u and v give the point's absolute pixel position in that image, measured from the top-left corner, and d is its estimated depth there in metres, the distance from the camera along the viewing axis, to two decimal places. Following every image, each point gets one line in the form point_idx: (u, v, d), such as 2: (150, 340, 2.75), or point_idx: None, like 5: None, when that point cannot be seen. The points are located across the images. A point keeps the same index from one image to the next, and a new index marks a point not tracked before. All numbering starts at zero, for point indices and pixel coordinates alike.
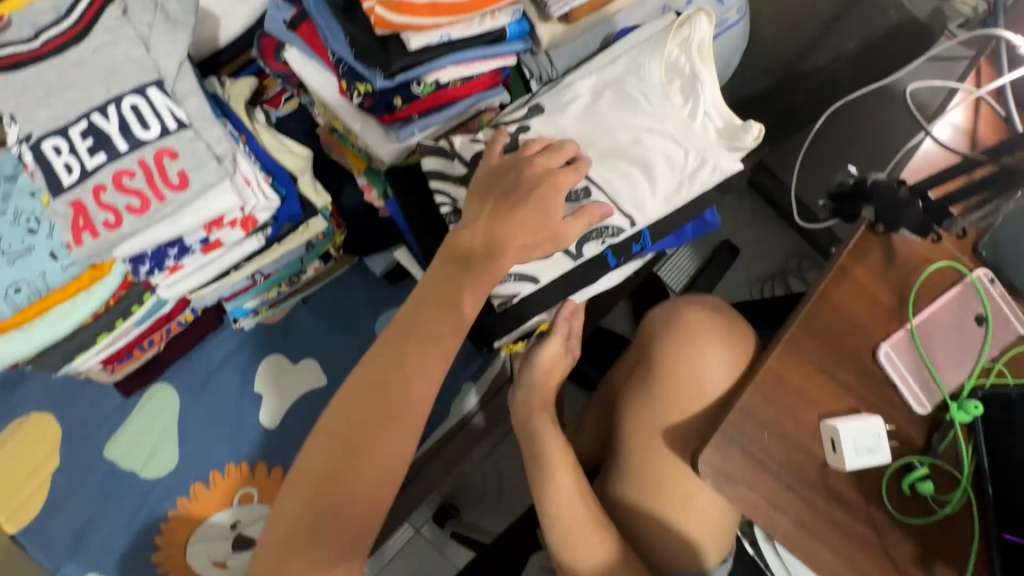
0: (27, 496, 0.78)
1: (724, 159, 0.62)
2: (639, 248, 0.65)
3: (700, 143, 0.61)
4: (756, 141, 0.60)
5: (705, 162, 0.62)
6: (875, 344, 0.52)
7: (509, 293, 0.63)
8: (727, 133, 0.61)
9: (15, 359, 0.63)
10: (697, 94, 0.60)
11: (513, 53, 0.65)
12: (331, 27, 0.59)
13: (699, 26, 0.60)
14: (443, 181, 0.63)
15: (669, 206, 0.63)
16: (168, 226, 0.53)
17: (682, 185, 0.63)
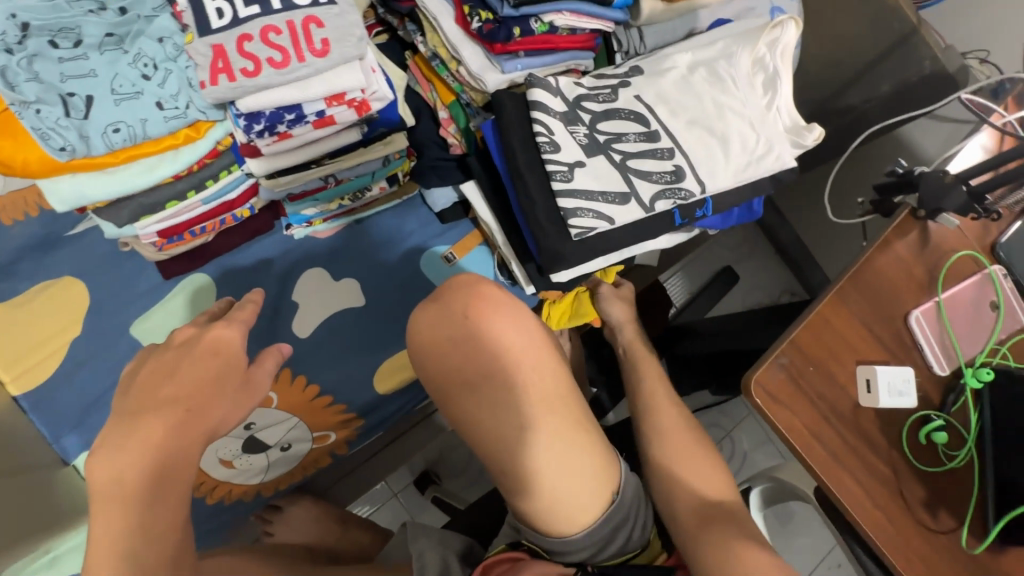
0: (38, 361, 0.75)
1: (785, 150, 0.70)
2: (700, 214, 0.71)
3: (770, 131, 0.70)
4: (815, 142, 0.70)
5: (771, 150, 0.69)
6: (907, 310, 0.59)
7: (588, 226, 0.64)
8: (793, 130, 0.71)
9: (90, 201, 0.63)
10: (776, 89, 0.70)
11: (613, 21, 0.72)
12: None
13: (789, 32, 0.70)
14: (544, 113, 0.65)
15: (737, 181, 0.69)
16: (296, 90, 0.56)
17: (750, 164, 0.69)
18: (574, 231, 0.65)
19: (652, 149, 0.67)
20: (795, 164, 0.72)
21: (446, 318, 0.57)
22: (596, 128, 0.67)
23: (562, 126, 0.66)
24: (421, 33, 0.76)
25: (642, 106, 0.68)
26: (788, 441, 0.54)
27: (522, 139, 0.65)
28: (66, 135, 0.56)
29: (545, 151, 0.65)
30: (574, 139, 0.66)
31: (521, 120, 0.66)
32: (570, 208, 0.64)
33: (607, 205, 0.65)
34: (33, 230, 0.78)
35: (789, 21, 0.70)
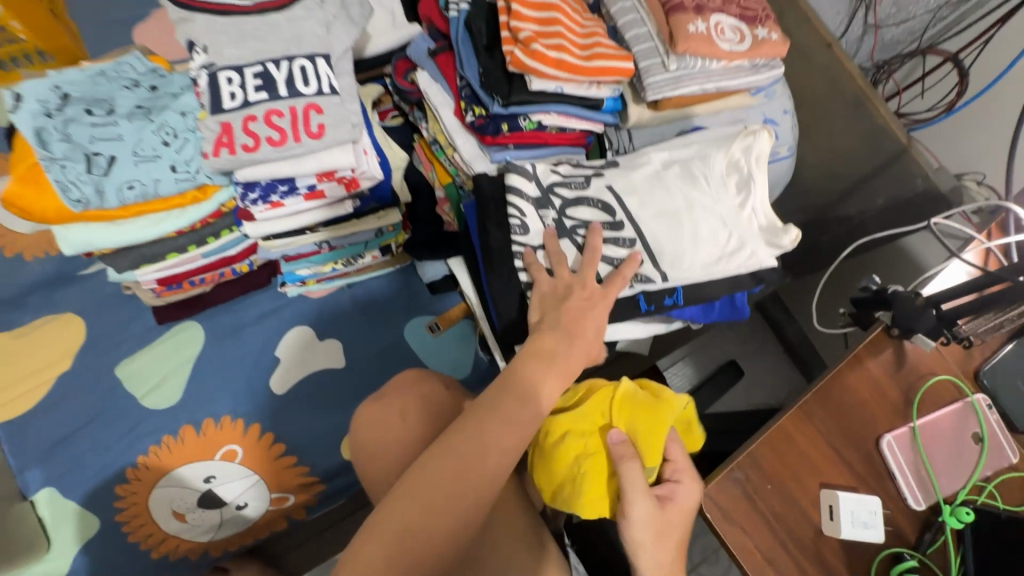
0: (24, 392, 0.78)
1: (760, 249, 0.70)
2: (670, 303, 0.71)
3: (742, 229, 0.70)
4: (792, 244, 0.70)
5: (744, 247, 0.70)
6: (879, 433, 0.56)
7: None
8: (770, 230, 0.71)
9: (95, 248, 0.68)
10: (750, 190, 0.72)
11: (603, 122, 0.77)
12: (469, 57, 0.71)
13: (762, 139, 0.72)
14: (519, 197, 0.68)
15: (708, 274, 0.69)
16: (291, 165, 0.62)
17: (721, 259, 0.70)
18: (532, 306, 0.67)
19: (614, 238, 0.69)
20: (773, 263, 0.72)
21: (389, 415, 0.62)
22: (565, 214, 0.69)
23: (532, 211, 0.68)
24: (425, 120, 0.82)
25: (612, 197, 0.70)
26: (738, 563, 0.50)
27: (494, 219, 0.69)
28: (82, 189, 0.62)
29: (515, 232, 0.68)
30: (542, 224, 0.68)
31: (496, 200, 0.69)
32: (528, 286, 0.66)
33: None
34: (49, 268, 0.83)
35: (764, 129, 0.73)
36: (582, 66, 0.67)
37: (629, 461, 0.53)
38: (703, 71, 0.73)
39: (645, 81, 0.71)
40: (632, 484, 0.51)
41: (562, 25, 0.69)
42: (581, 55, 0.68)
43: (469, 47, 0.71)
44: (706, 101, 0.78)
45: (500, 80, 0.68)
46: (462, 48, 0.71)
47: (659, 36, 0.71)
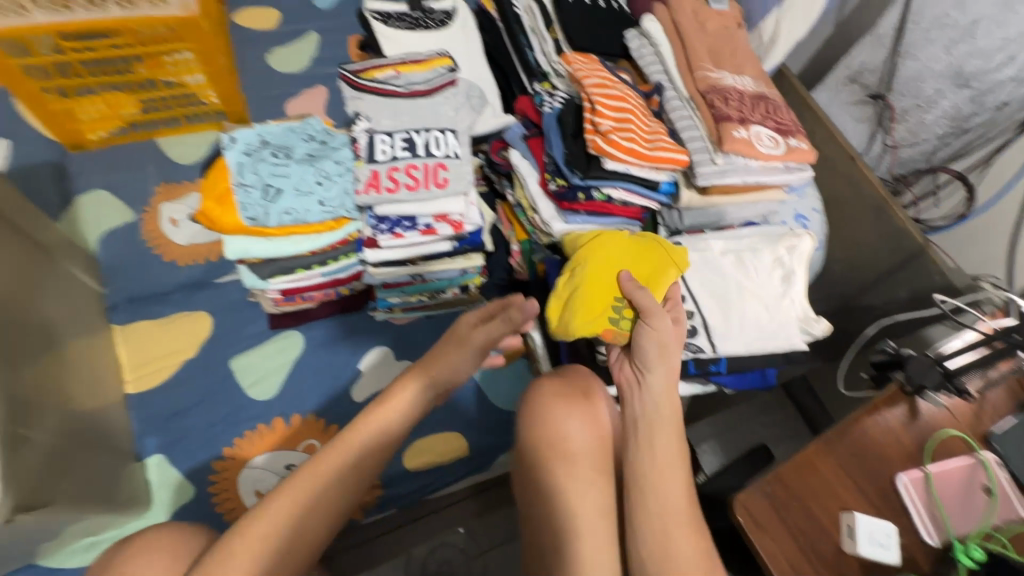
0: (156, 370, 0.94)
1: (794, 335, 0.85)
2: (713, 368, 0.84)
3: (782, 315, 0.85)
4: (823, 333, 0.86)
5: (781, 331, 0.84)
6: (895, 472, 0.63)
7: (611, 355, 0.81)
8: (803, 320, 0.86)
9: (248, 256, 0.86)
10: (791, 283, 0.86)
11: (659, 200, 0.94)
12: (558, 141, 0.90)
13: (804, 242, 0.88)
14: None
15: (748, 348, 0.83)
16: (417, 206, 0.80)
17: (761, 338, 0.84)
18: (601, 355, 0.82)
19: None
20: (805, 348, 0.86)
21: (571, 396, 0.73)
22: None
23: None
24: (512, 188, 1.01)
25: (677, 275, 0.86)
26: (767, 568, 0.57)
27: None
28: (257, 210, 0.82)
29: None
30: None
31: None
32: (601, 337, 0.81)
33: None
34: (195, 273, 1.02)
35: (804, 235, 0.89)
36: (648, 155, 0.86)
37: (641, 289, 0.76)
38: (744, 168, 0.90)
39: (697, 170, 0.89)
40: (641, 341, 0.73)
41: (632, 123, 0.88)
42: (646, 147, 0.87)
43: (558, 134, 0.91)
44: (745, 192, 0.95)
45: (582, 159, 0.87)
46: (553, 134, 0.91)
47: (709, 137, 0.90)
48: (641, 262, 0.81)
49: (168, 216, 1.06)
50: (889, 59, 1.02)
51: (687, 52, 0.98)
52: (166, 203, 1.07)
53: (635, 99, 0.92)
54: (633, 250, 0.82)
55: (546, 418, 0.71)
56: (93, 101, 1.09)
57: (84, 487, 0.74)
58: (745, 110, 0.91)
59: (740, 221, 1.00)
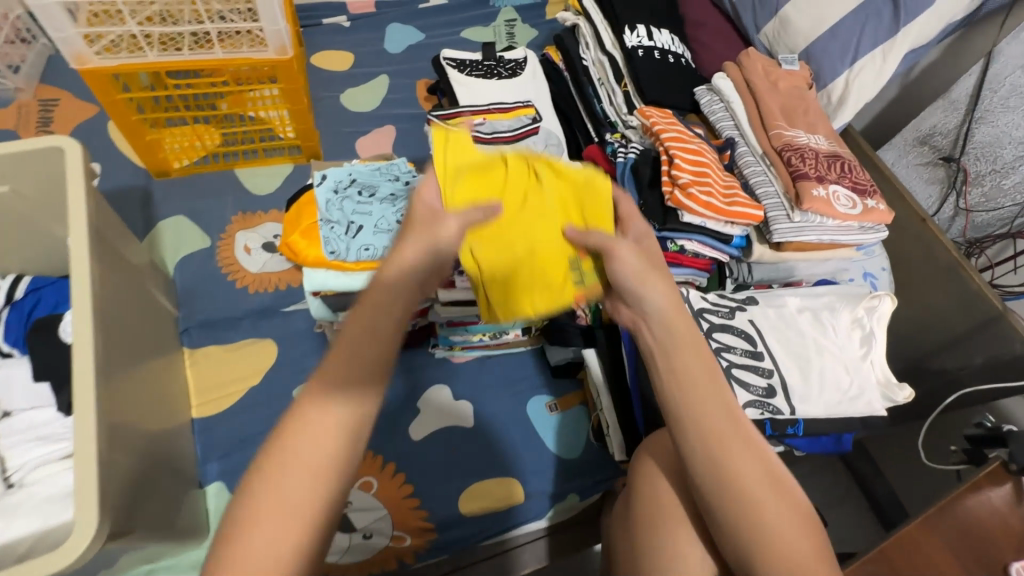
0: (222, 396, 0.95)
1: (875, 399, 0.82)
2: (791, 431, 0.80)
3: (862, 378, 0.83)
4: (906, 399, 0.82)
5: (862, 394, 0.82)
6: (1005, 560, 0.60)
7: None
8: (885, 385, 0.83)
9: (324, 289, 0.88)
10: (871, 345, 0.84)
11: (730, 254, 0.94)
12: (633, 190, 0.91)
13: (886, 304, 0.87)
14: None
15: (828, 412, 0.81)
16: None
17: (842, 402, 0.81)
18: None
19: (755, 365, 0.82)
20: (885, 413, 0.82)
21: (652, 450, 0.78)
22: (712, 335, 0.83)
23: None
24: None
25: (755, 330, 0.85)
26: None
27: None
28: (339, 245, 0.84)
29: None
30: None
31: None
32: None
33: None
34: (263, 301, 1.05)
35: (885, 296, 0.88)
36: (725, 210, 0.86)
37: (591, 234, 0.63)
38: (820, 226, 0.90)
39: (772, 226, 0.89)
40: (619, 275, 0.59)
41: (709, 177, 0.89)
42: (723, 201, 0.87)
43: (632, 184, 0.92)
44: (818, 251, 0.94)
45: (657, 211, 0.88)
46: (626, 185, 0.92)
47: (786, 195, 0.90)
48: (558, 203, 0.70)
49: (242, 244, 1.09)
50: (961, 124, 1.04)
51: (761, 110, 0.99)
52: (241, 232, 1.11)
53: (709, 153, 0.94)
54: (557, 205, 0.70)
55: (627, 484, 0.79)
56: (181, 130, 1.15)
57: (158, 513, 0.75)
58: (822, 170, 0.91)
59: (810, 278, 0.99)
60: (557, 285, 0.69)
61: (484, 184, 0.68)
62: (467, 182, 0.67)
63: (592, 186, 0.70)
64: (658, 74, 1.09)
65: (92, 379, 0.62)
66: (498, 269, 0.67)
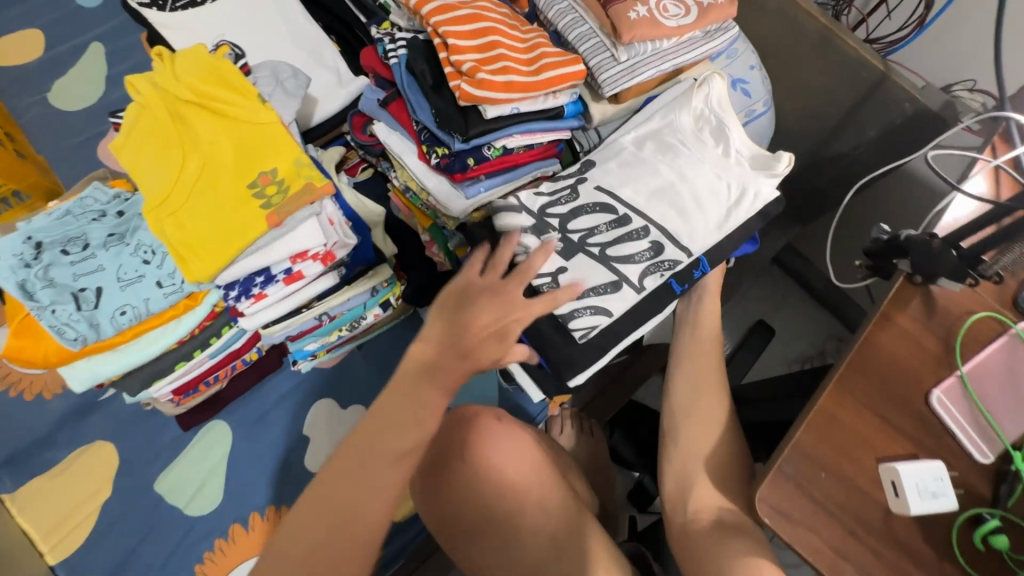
0: (74, 527, 0.80)
1: (761, 186, 0.68)
2: (699, 274, 0.68)
3: (736, 174, 0.69)
4: (789, 168, 0.69)
5: (746, 191, 0.68)
6: (926, 390, 0.52)
7: (588, 325, 0.64)
8: (761, 163, 0.70)
9: (102, 379, 0.68)
10: (726, 137, 0.71)
11: (569, 128, 0.75)
12: (419, 100, 0.70)
13: (716, 83, 0.72)
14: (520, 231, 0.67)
15: (720, 232, 0.67)
16: (260, 257, 0.61)
17: (728, 212, 0.68)
18: (578, 332, 0.64)
19: (627, 232, 0.67)
20: (778, 195, 0.69)
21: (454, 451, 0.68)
22: (568, 229, 0.68)
23: (536, 238, 0.67)
24: (392, 170, 0.81)
25: (607, 196, 0.69)
26: (811, 563, 0.47)
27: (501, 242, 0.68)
28: (77, 327, 0.63)
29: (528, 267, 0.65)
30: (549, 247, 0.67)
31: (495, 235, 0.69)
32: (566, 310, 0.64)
33: (597, 297, 0.65)
34: (71, 401, 0.85)
35: (710, 74, 0.73)
36: (534, 82, 0.66)
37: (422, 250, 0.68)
38: (656, 53, 0.71)
39: (600, 78, 0.69)
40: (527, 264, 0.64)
41: (500, 46, 0.67)
42: (529, 71, 0.67)
43: (416, 90, 0.71)
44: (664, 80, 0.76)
45: (455, 116, 0.67)
46: (410, 94, 0.71)
47: (603, 29, 0.70)
48: (212, 112, 0.62)
49: None
50: None
51: None
52: None
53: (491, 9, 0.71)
54: (223, 122, 0.62)
55: (437, 472, 0.70)
56: None
57: None
58: None
59: None
60: (238, 211, 0.59)
61: (149, 131, 0.63)
62: (136, 140, 0.63)
63: (244, 92, 0.64)
64: None
65: None
66: (176, 224, 0.59)
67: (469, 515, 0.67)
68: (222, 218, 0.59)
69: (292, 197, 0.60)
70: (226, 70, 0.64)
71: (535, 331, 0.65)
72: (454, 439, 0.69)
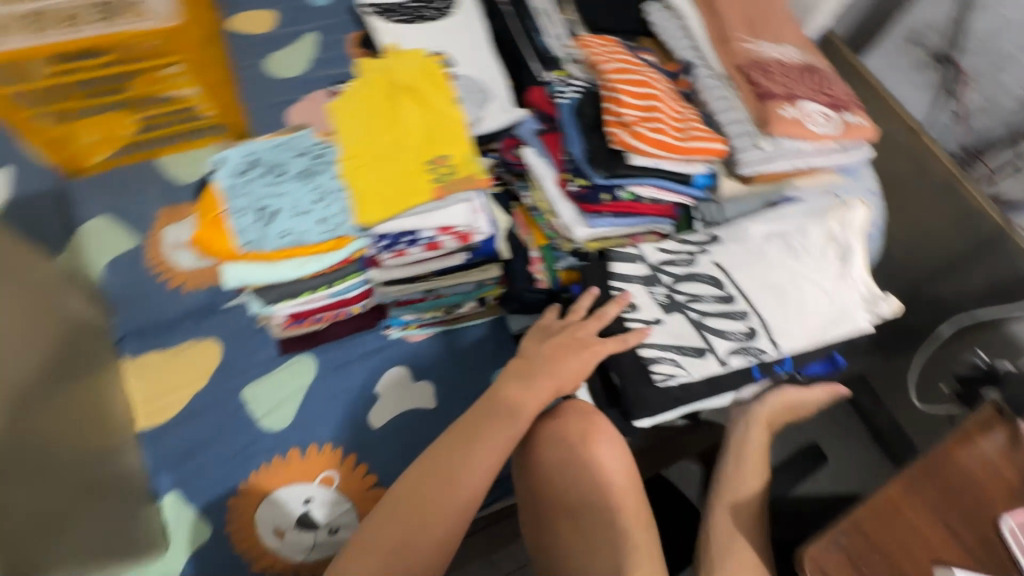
0: (166, 404, 0.90)
1: (860, 318, 0.75)
2: (779, 369, 0.74)
3: (843, 298, 0.75)
4: (892, 312, 0.76)
5: (846, 316, 0.75)
6: (999, 515, 0.53)
7: (667, 372, 0.71)
8: (868, 299, 0.76)
9: (243, 284, 0.80)
10: (850, 261, 0.77)
11: (694, 196, 0.83)
12: (575, 136, 0.81)
13: (859, 212, 0.79)
14: (628, 279, 0.76)
15: (813, 340, 0.74)
16: (416, 219, 0.73)
17: (826, 327, 0.74)
18: (657, 375, 0.71)
19: (729, 310, 0.74)
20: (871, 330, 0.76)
21: (572, 436, 0.70)
22: (676, 289, 0.76)
23: (643, 288, 0.76)
24: (526, 189, 0.92)
25: (722, 272, 0.76)
26: None
27: (603, 278, 0.77)
28: (250, 235, 0.76)
29: (625, 310, 0.74)
30: (653, 299, 0.75)
31: (603, 279, 0.77)
32: (653, 355, 0.72)
33: (682, 356, 0.72)
34: (199, 299, 0.97)
35: (856, 203, 0.80)
36: (681, 146, 0.76)
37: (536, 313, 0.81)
38: (796, 151, 0.79)
39: (739, 157, 0.79)
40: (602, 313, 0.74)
41: (660, 110, 0.78)
42: (678, 136, 0.77)
43: (575, 127, 0.82)
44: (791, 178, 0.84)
45: (604, 155, 0.78)
46: (569, 129, 0.82)
47: (752, 120, 0.79)
48: (417, 99, 0.76)
49: (169, 240, 1.01)
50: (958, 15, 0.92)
51: (720, 22, 0.86)
52: (169, 227, 1.03)
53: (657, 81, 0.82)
54: (423, 110, 0.75)
55: (545, 456, 0.71)
56: None
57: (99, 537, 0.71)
58: (792, 85, 0.80)
59: None
60: (414, 178, 0.72)
61: (362, 100, 0.77)
62: (350, 104, 0.77)
63: (444, 94, 0.78)
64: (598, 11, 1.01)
65: None
66: (362, 174, 0.72)
67: (556, 498, 0.70)
68: (401, 179, 0.72)
69: (457, 179, 0.73)
70: (436, 74, 0.79)
71: (616, 363, 0.73)
72: (575, 424, 0.71)
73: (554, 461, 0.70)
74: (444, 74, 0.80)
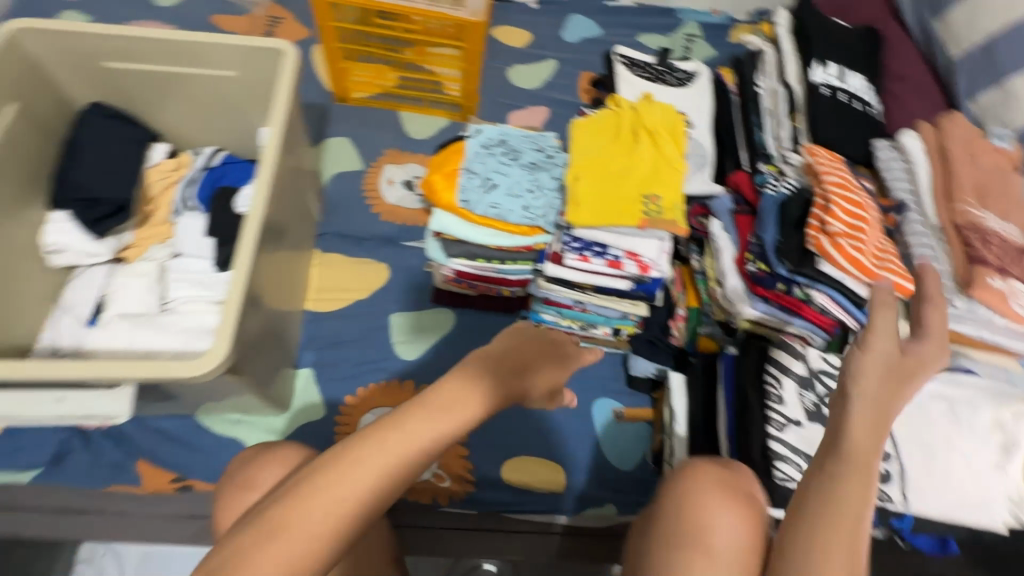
0: (333, 299, 1.06)
1: (1002, 514, 0.73)
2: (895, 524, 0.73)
3: (993, 487, 0.74)
4: None
5: (989, 505, 0.73)
6: None
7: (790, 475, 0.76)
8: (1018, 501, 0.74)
9: (440, 231, 0.92)
10: (1012, 457, 0.76)
11: (859, 322, 0.84)
12: (771, 224, 0.87)
13: None
14: (781, 371, 0.83)
15: (947, 512, 0.72)
16: (616, 238, 0.87)
17: (965, 507, 0.73)
18: (778, 472, 0.76)
19: None
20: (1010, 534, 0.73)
21: (728, 483, 0.67)
22: (825, 403, 0.82)
23: (796, 388, 0.82)
24: (698, 255, 0.99)
25: None
26: None
27: (760, 364, 0.84)
28: (471, 195, 0.89)
29: (772, 400, 0.81)
30: (801, 402, 0.81)
31: (758, 366, 0.84)
32: (779, 453, 0.77)
33: (806, 463, 0.77)
34: (388, 229, 1.14)
35: None
36: (875, 272, 0.80)
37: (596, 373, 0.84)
38: (985, 321, 0.80)
39: None
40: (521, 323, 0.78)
41: (864, 234, 0.83)
42: (874, 263, 0.81)
43: (774, 216, 0.88)
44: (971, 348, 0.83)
45: (795, 251, 0.83)
46: (768, 217, 0.88)
47: (953, 277, 0.81)
48: (653, 140, 0.87)
49: (386, 175, 1.20)
50: None
51: (949, 177, 0.89)
52: (390, 165, 1.22)
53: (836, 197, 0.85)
54: (655, 151, 0.86)
55: (687, 483, 0.67)
56: (366, 66, 1.28)
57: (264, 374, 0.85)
58: (1006, 261, 0.81)
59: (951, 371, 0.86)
60: (626, 202, 0.82)
61: (607, 126, 0.89)
62: (595, 125, 0.89)
63: (678, 145, 0.88)
64: (832, 120, 1.03)
65: (254, 239, 0.74)
66: (587, 183, 0.84)
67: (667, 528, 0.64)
68: (616, 199, 0.82)
69: (661, 216, 0.82)
70: (678, 126, 0.89)
71: (745, 445, 0.79)
72: (735, 478, 0.68)
73: (687, 491, 0.66)
74: (683, 128, 0.90)
